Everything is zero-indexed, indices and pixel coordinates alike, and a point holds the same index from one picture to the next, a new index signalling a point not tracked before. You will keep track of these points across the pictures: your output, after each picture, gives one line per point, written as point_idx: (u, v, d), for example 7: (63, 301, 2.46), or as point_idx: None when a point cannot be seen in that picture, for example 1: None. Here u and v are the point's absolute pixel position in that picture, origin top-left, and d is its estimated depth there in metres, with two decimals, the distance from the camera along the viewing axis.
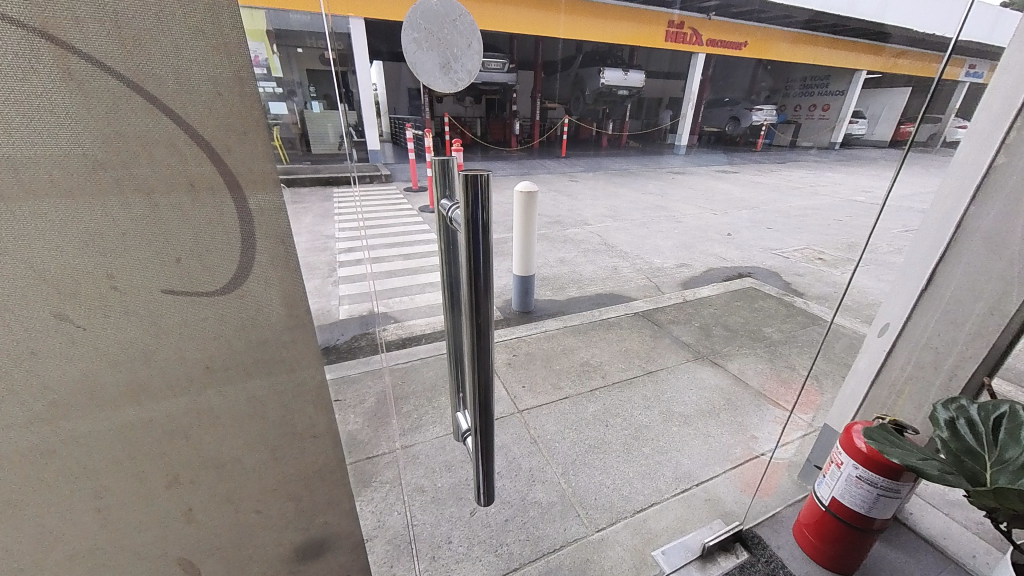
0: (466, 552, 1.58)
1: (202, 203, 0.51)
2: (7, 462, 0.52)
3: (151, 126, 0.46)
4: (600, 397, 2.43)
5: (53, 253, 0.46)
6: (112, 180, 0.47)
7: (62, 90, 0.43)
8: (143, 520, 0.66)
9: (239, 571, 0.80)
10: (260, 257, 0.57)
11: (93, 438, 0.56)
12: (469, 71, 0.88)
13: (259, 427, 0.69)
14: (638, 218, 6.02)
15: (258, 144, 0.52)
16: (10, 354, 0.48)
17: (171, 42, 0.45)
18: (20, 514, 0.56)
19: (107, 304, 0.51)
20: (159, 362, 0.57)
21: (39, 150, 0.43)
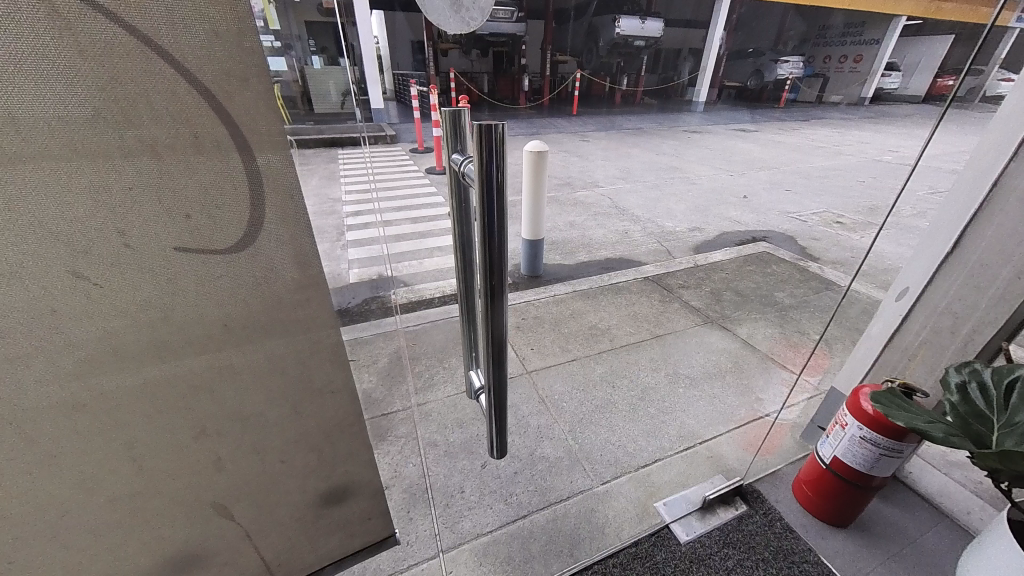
0: (478, 500, 1.69)
1: (208, 158, 0.50)
2: (41, 415, 0.55)
3: (147, 74, 0.44)
4: (607, 359, 2.47)
5: (62, 209, 0.45)
6: (111, 132, 0.45)
7: (45, 33, 0.40)
8: (175, 468, 0.69)
9: (268, 513, 0.85)
10: (270, 215, 0.56)
11: (121, 392, 0.59)
12: (482, 9, 0.82)
13: (279, 383, 0.71)
14: (651, 180, 5.84)
15: (260, 93, 0.50)
16: (33, 311, 0.49)
17: None
18: (60, 462, 0.59)
19: (120, 262, 0.51)
20: (177, 320, 0.57)
21: (37, 99, 0.41)
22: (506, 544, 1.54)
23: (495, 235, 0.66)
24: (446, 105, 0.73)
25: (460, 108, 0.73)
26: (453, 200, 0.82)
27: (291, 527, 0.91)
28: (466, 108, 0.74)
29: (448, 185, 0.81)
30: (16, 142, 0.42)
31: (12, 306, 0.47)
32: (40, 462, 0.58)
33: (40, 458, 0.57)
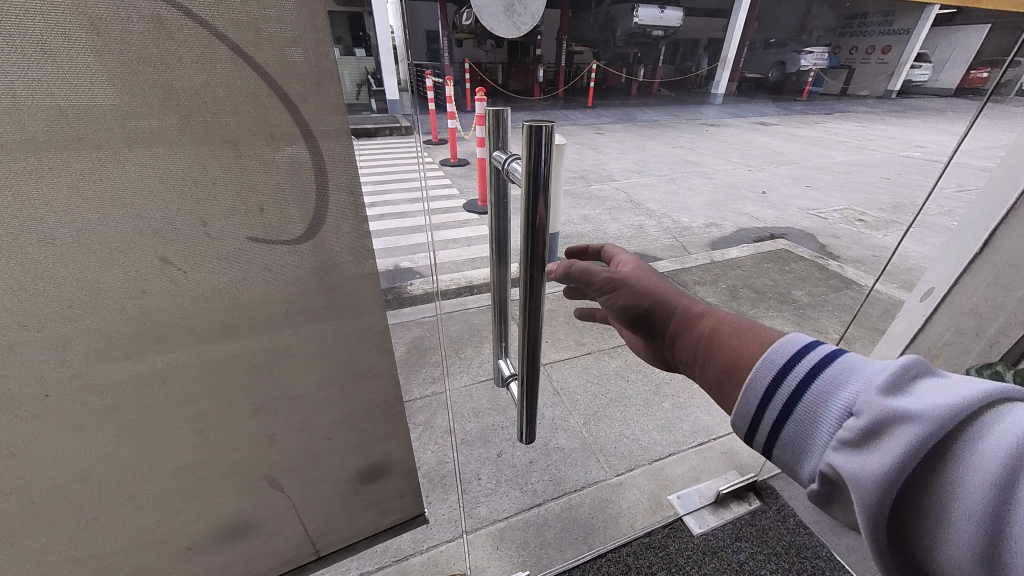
0: (494, 487, 1.75)
1: (282, 152, 0.54)
2: (126, 386, 0.60)
3: (234, 75, 0.48)
4: (621, 354, 2.51)
5: (154, 199, 0.50)
6: (201, 129, 0.49)
7: (149, 38, 0.43)
8: (235, 441, 0.75)
9: (312, 487, 0.91)
10: (333, 208, 0.62)
11: (193, 368, 0.64)
12: (531, 14, 0.87)
13: (329, 365, 0.76)
14: (666, 174, 5.78)
15: (329, 93, 0.54)
16: (126, 292, 0.54)
17: None
18: (138, 430, 0.65)
19: (202, 249, 0.55)
20: (246, 303, 0.62)
21: (141, 99, 0.45)
22: (521, 530, 1.60)
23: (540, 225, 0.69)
24: (489, 105, 0.76)
25: (502, 108, 0.77)
26: (492, 195, 0.86)
27: (331, 502, 0.97)
28: (507, 107, 0.78)
29: (488, 180, 0.85)
30: (121, 138, 0.46)
31: (109, 288, 0.52)
32: (122, 429, 0.63)
33: (123, 427, 0.63)
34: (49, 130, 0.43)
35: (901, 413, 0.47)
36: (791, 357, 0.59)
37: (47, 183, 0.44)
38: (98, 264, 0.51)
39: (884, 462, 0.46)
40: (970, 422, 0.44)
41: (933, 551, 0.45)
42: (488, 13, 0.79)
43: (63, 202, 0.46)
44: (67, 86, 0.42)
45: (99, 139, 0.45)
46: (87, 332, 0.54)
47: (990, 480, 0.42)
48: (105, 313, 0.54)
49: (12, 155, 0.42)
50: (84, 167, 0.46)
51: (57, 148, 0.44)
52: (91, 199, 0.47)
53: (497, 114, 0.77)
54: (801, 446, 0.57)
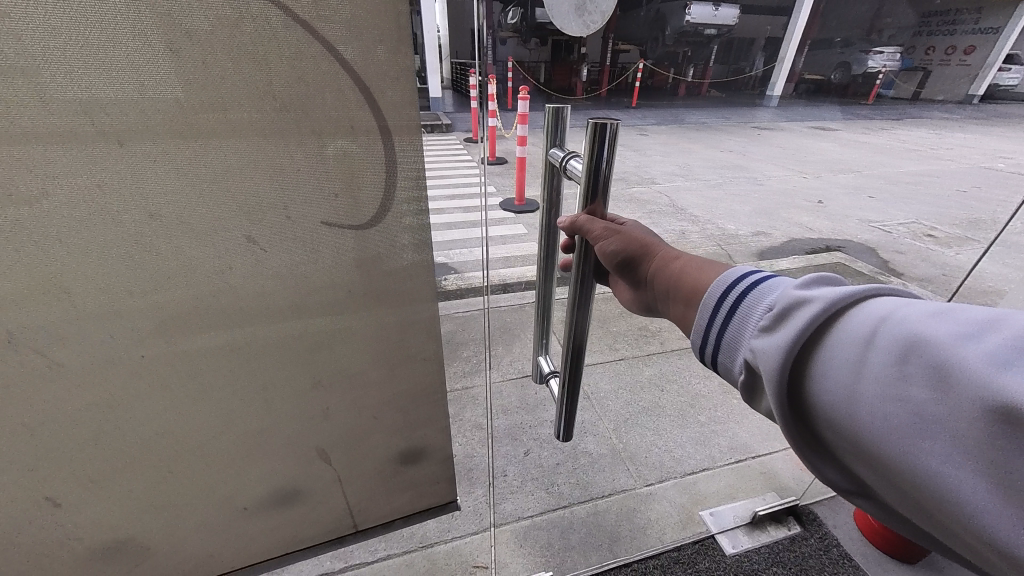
0: (520, 485, 1.77)
1: (357, 142, 0.65)
2: (212, 349, 0.71)
3: (325, 74, 0.58)
4: (657, 362, 2.47)
5: (251, 184, 0.61)
6: (292, 122, 0.59)
7: (259, 46, 0.53)
8: (293, 411, 0.83)
9: (358, 464, 0.98)
10: (398, 195, 0.73)
11: (266, 337, 0.74)
12: (603, 12, 0.90)
13: (383, 343, 0.85)
14: (712, 178, 5.56)
15: (404, 91, 0.64)
16: (220, 263, 0.65)
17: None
18: (217, 391, 0.74)
19: (283, 229, 0.66)
20: (316, 280, 0.73)
21: (248, 99, 0.56)
22: (545, 530, 1.62)
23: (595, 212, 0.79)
24: (551, 104, 0.84)
25: (564, 107, 0.84)
26: (545, 192, 0.95)
27: (373, 479, 1.02)
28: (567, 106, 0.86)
29: (543, 176, 0.94)
30: (227, 131, 0.57)
31: (209, 256, 0.63)
32: (203, 389, 0.73)
33: (201, 389, 0.73)
34: (175, 122, 0.53)
35: (804, 297, 0.53)
36: (737, 275, 0.64)
37: (173, 166, 0.56)
38: (200, 237, 0.62)
39: (786, 335, 0.52)
40: (856, 300, 0.50)
41: (820, 417, 0.50)
42: (560, 11, 0.86)
43: (182, 184, 0.57)
44: (192, 86, 0.52)
45: (212, 130, 0.56)
46: (187, 295, 0.65)
47: (863, 341, 0.47)
48: (200, 280, 0.65)
49: (151, 139, 0.53)
50: (201, 153, 0.56)
51: (179, 137, 0.54)
52: (205, 181, 0.58)
53: (558, 112, 0.85)
54: (731, 346, 0.62)
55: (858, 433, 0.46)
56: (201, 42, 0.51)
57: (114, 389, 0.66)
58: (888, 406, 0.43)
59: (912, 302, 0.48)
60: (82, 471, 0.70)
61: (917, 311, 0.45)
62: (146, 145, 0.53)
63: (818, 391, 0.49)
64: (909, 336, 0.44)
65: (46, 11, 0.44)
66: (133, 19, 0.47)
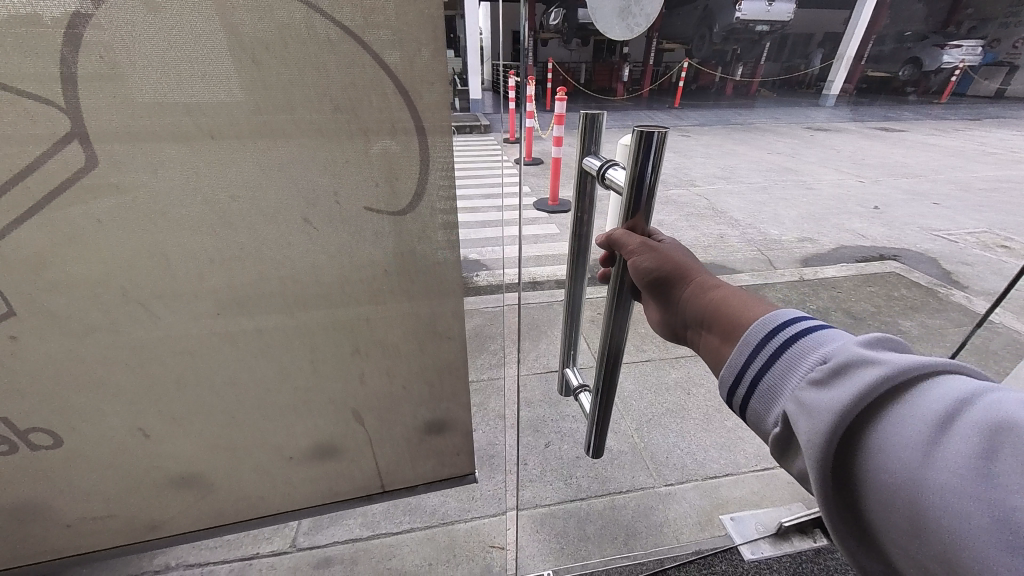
0: (539, 475, 1.83)
1: (397, 139, 0.75)
2: (269, 309, 0.84)
3: (371, 79, 0.68)
4: (685, 364, 2.46)
5: (308, 172, 0.72)
6: (343, 120, 0.70)
7: (320, 56, 0.64)
8: (334, 372, 0.96)
9: (388, 428, 1.10)
10: (431, 186, 0.82)
11: (313, 305, 0.86)
12: (646, 15, 0.93)
13: (414, 320, 0.96)
14: (756, 181, 5.36)
15: (439, 92, 0.73)
16: (279, 239, 0.77)
17: (391, 15, 0.65)
18: (274, 346, 0.89)
19: (332, 212, 0.78)
20: (357, 258, 0.84)
21: (308, 100, 0.67)
22: (561, 519, 1.69)
23: (636, 221, 0.81)
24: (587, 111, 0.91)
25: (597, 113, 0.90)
26: (575, 202, 1.01)
27: (401, 444, 1.14)
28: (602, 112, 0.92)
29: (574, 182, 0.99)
30: (291, 129, 0.68)
31: (271, 231, 0.76)
32: (262, 343, 0.87)
33: (262, 342, 0.88)
34: (253, 121, 0.66)
35: (869, 357, 0.50)
36: (789, 318, 0.61)
37: (248, 155, 0.69)
38: (265, 217, 0.75)
39: (845, 397, 0.49)
40: (929, 377, 0.48)
41: (878, 493, 0.47)
42: (604, 15, 0.89)
43: (254, 169, 0.70)
44: (266, 90, 0.64)
45: (280, 127, 0.68)
46: (253, 266, 0.79)
47: (937, 421, 0.45)
48: (265, 256, 0.78)
49: (234, 134, 0.66)
50: (269, 145, 0.69)
51: (253, 133, 0.67)
52: (271, 169, 0.70)
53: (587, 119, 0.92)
54: (771, 391, 0.59)
55: (920, 521, 0.43)
56: (276, 54, 0.62)
57: (197, 337, 0.83)
58: (973, 502, 0.40)
59: (997, 394, 0.45)
60: (173, 403, 0.90)
61: (1003, 405, 0.44)
62: (229, 138, 0.66)
63: (880, 466, 0.47)
64: (996, 427, 0.42)
65: (163, 36, 0.58)
66: (225, 35, 0.59)
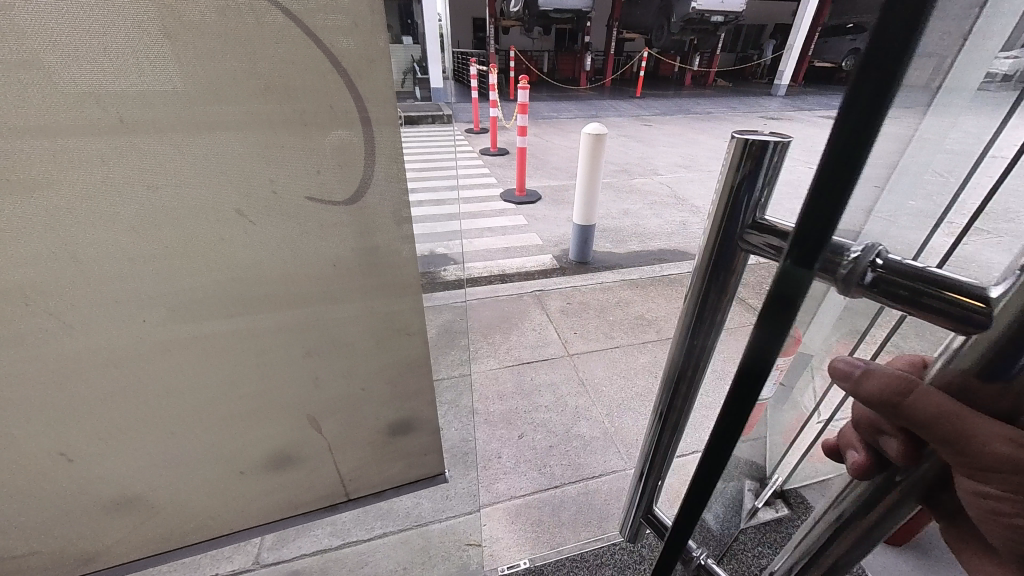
0: (514, 466, 1.86)
1: (338, 123, 0.69)
2: (205, 312, 0.78)
3: (305, 56, 0.62)
4: (652, 349, 2.53)
5: (238, 161, 0.66)
6: (274, 101, 0.64)
7: (242, 30, 0.58)
8: (287, 376, 0.91)
9: (350, 431, 1.06)
10: (378, 177, 0.77)
11: (256, 306, 0.81)
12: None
13: (371, 319, 0.92)
14: (715, 169, 5.55)
15: (381, 71, 0.68)
16: (209, 237, 0.71)
17: None
18: (214, 350, 0.82)
19: (269, 204, 0.72)
20: (302, 255, 0.79)
21: (235, 80, 0.60)
22: (537, 508, 1.70)
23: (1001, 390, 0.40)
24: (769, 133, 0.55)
25: (787, 141, 0.54)
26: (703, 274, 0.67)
27: (365, 448, 1.10)
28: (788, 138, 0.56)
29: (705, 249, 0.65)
30: (216, 112, 0.62)
31: (200, 227, 0.69)
32: (200, 349, 0.81)
33: (200, 349, 0.81)
34: (164, 104, 0.59)
35: None
36: None
37: (164, 143, 0.61)
38: (190, 211, 0.67)
39: None
40: None
41: None
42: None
43: (173, 158, 0.63)
44: (179, 67, 0.57)
45: (200, 111, 0.61)
46: (188, 266, 0.72)
47: None
48: (195, 255, 0.71)
49: (143, 117, 0.59)
50: (190, 131, 0.62)
51: (171, 115, 0.59)
52: (194, 158, 0.64)
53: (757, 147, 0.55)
54: None
55: None
56: (187, 25, 0.55)
57: (127, 345, 0.76)
58: None
59: None
60: (104, 420, 0.81)
61: None
62: (138, 123, 0.59)
63: None
64: None
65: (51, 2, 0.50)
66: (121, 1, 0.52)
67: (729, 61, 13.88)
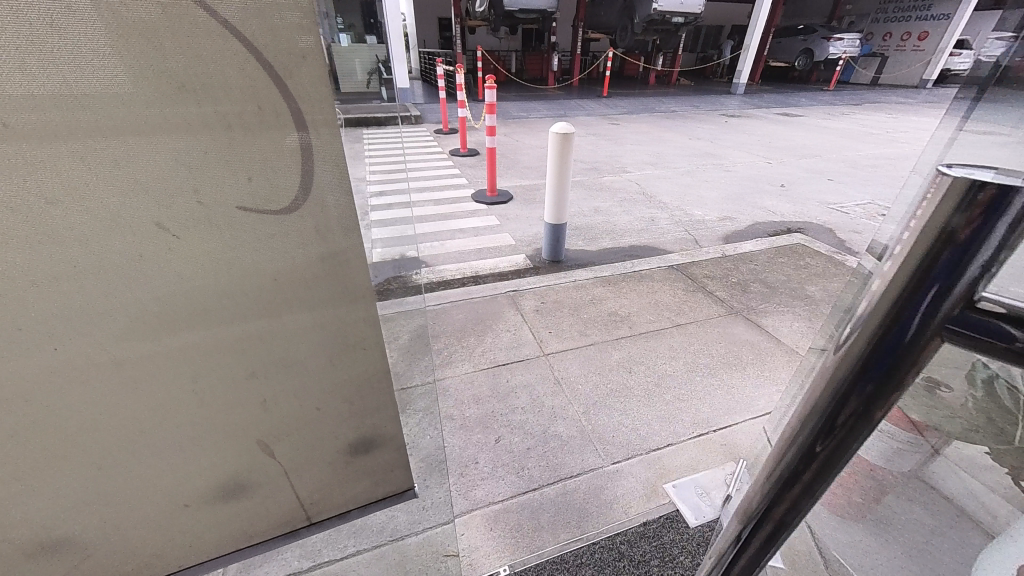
0: (491, 471, 1.83)
1: (267, 125, 0.65)
2: (127, 338, 0.71)
3: (224, 51, 0.59)
4: (625, 345, 2.55)
5: (153, 168, 0.61)
6: (192, 101, 0.60)
7: (149, 24, 0.54)
8: (231, 402, 0.85)
9: (307, 454, 1.00)
10: (317, 182, 0.73)
11: (188, 331, 0.75)
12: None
13: (321, 335, 0.87)
14: (681, 165, 5.70)
15: (312, 66, 0.65)
16: (126, 253, 0.65)
17: None
18: (141, 378, 0.75)
19: (194, 216, 0.67)
20: (238, 272, 0.74)
21: (146, 77, 0.56)
22: (516, 513, 1.67)
23: None
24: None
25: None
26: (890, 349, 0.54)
27: (325, 466, 1.05)
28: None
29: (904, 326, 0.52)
30: (124, 113, 0.57)
31: (114, 243, 0.64)
32: (126, 377, 0.74)
33: (125, 378, 0.74)
34: (61, 105, 0.54)
35: None
36: None
37: (63, 149, 0.56)
38: (100, 225, 0.62)
39: None
40: None
41: None
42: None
43: (75, 166, 0.57)
44: (79, 65, 0.53)
45: (105, 112, 0.56)
46: (102, 285, 0.66)
47: None
48: (110, 275, 0.65)
49: (37, 119, 0.54)
50: (93, 135, 0.57)
51: (69, 116, 0.54)
52: (100, 165, 0.58)
53: (1006, 194, 0.42)
54: None
55: None
56: (86, 20, 0.52)
57: (33, 376, 0.68)
58: None
59: None
60: (14, 459, 0.73)
61: None
62: (31, 126, 0.54)
63: None
64: None
65: None
66: None
67: (691, 61, 14.32)
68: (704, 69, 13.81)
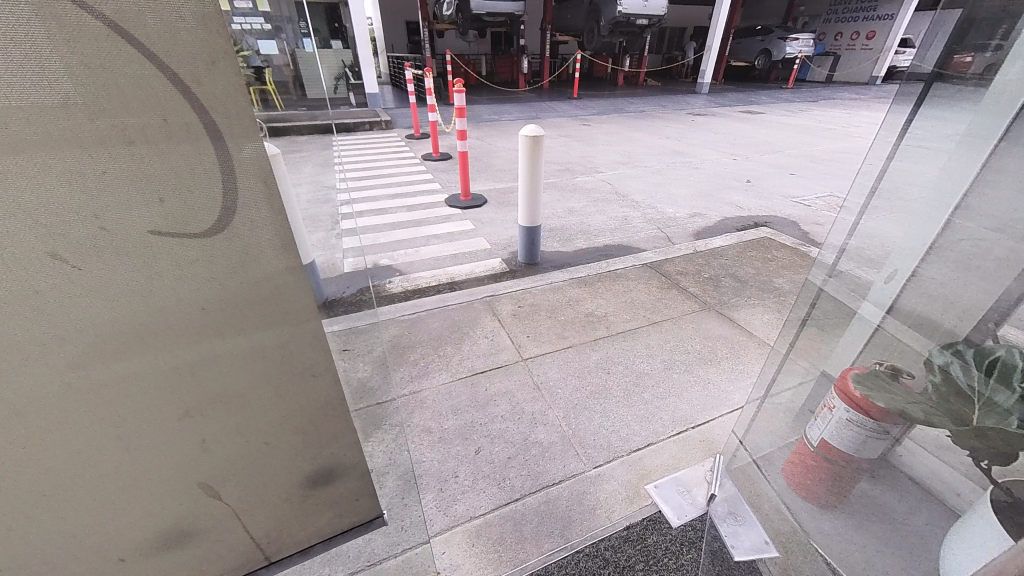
0: (472, 484, 1.77)
1: (176, 138, 0.63)
2: (32, 383, 0.66)
3: (118, 58, 0.56)
4: (603, 346, 2.55)
5: (44, 193, 0.57)
6: (84, 114, 0.57)
7: (28, 33, 0.52)
8: (163, 444, 0.81)
9: (257, 492, 0.99)
10: (243, 198, 0.70)
11: (108, 375, 0.71)
12: None
13: (262, 368, 0.85)
14: (652, 164, 5.80)
15: (223, 70, 0.63)
16: (16, 290, 0.59)
17: None
18: (52, 422, 0.70)
19: (97, 243, 0.62)
20: (157, 306, 0.70)
21: (22, 92, 0.54)
22: (498, 526, 1.62)
23: None
24: None
25: None
26: None
27: (278, 489, 1.01)
28: None
29: None
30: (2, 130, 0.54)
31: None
32: (34, 426, 0.69)
33: (34, 427, 0.69)
34: None
35: None
36: None
37: None
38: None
39: None
40: None
41: None
42: None
43: None
44: None
45: None
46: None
47: None
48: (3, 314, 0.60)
49: None
50: None
51: None
52: None
53: None
54: None
55: None
56: None
57: None
58: None
59: None
60: None
61: None
62: None
63: None
64: None
65: None
66: None
67: (657, 62, 14.67)
68: (669, 70, 14.17)
